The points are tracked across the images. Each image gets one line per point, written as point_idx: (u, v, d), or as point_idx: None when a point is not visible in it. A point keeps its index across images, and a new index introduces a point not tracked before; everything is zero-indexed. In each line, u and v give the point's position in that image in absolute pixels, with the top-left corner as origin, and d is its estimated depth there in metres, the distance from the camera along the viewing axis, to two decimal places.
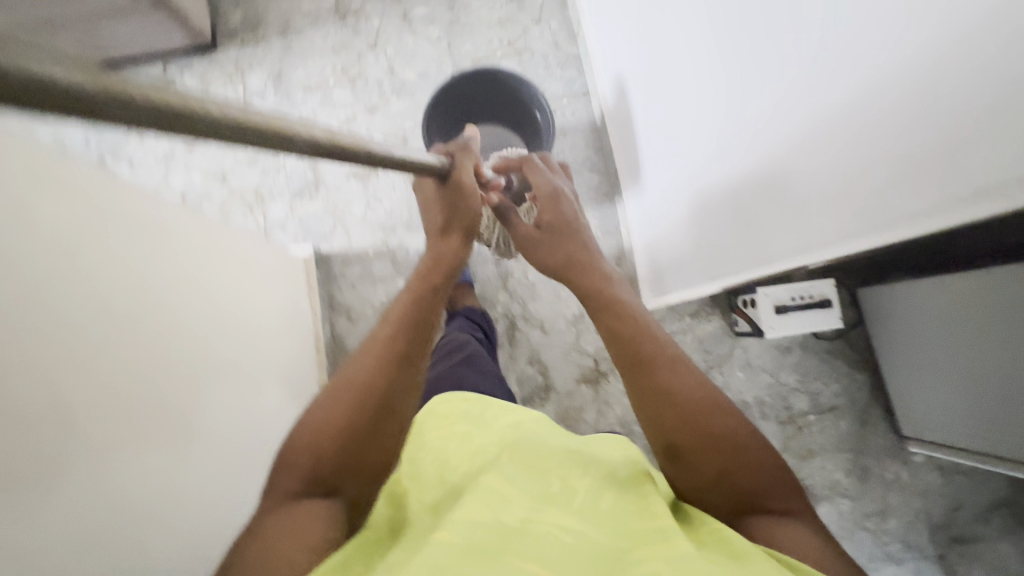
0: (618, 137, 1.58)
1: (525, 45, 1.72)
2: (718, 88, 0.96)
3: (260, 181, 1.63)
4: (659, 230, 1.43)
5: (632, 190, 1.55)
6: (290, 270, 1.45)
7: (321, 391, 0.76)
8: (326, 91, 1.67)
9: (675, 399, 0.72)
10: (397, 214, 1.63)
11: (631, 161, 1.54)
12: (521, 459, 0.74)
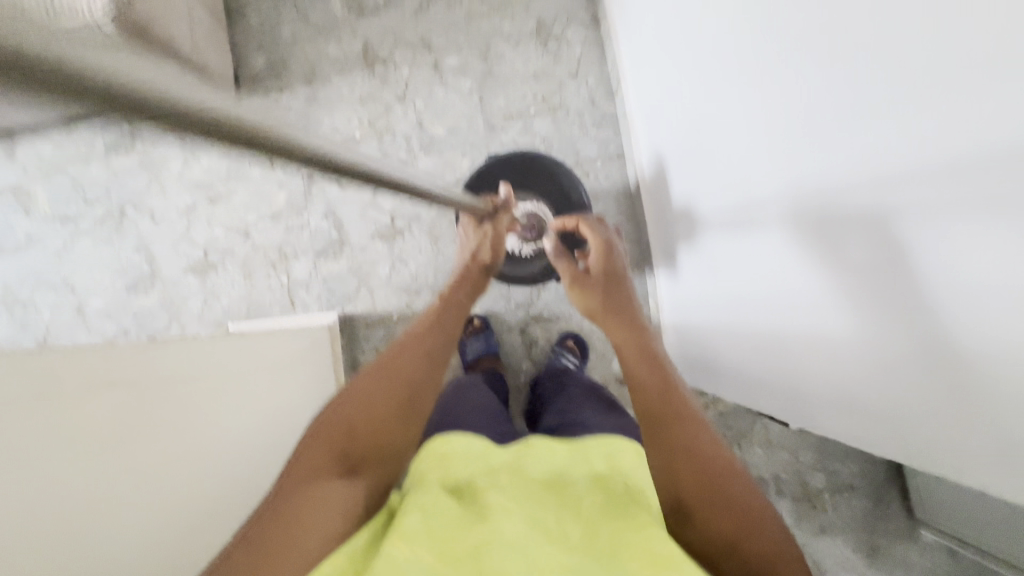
0: (655, 211, 1.52)
1: (559, 102, 1.64)
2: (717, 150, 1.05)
3: (283, 239, 1.60)
4: (691, 320, 1.39)
5: (665, 268, 1.50)
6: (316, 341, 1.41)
7: (357, 381, 0.89)
8: (351, 144, 1.61)
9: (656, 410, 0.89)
10: (424, 277, 1.60)
11: (666, 239, 1.47)
12: (529, 486, 0.83)
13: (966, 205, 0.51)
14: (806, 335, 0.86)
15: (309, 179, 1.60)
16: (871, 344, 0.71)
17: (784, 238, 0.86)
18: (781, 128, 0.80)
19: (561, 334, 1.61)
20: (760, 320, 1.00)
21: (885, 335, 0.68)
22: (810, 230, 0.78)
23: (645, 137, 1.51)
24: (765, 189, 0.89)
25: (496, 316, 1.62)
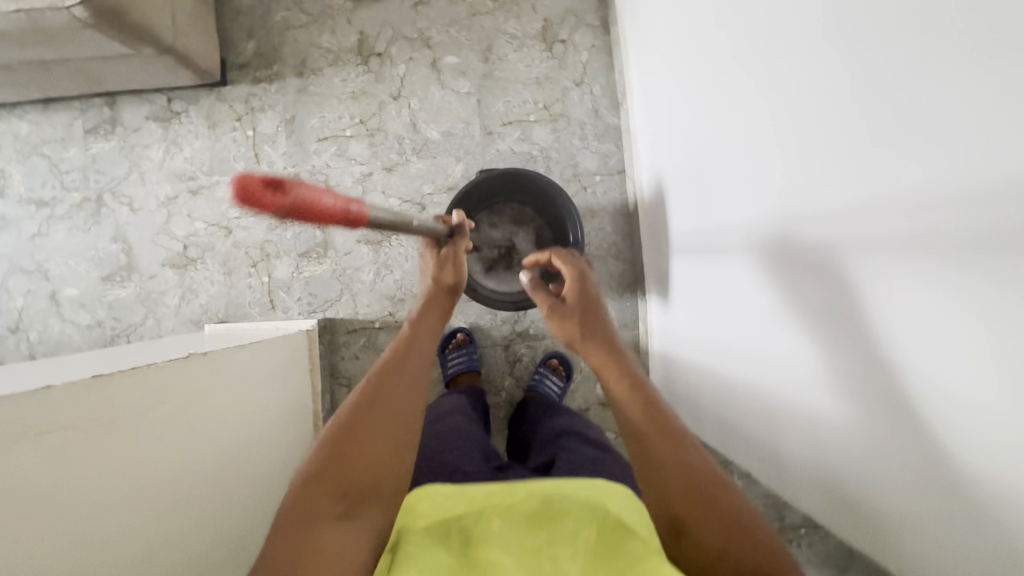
0: (651, 237, 1.46)
1: (561, 110, 1.56)
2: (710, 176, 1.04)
3: (265, 237, 1.55)
4: (680, 355, 1.34)
5: (658, 296, 1.45)
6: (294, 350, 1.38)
7: (341, 416, 0.81)
8: (341, 142, 1.54)
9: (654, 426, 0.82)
10: (409, 286, 1.55)
11: (659, 269, 1.42)
12: (520, 535, 0.71)
13: (929, 263, 0.53)
14: (771, 374, 0.89)
15: (296, 176, 1.54)
16: (830, 389, 0.74)
17: (755, 274, 0.90)
18: (759, 168, 0.83)
19: (545, 353, 1.56)
20: (734, 364, 1.02)
21: (847, 382, 0.70)
22: (780, 269, 0.82)
23: (647, 157, 1.44)
24: (737, 226, 0.94)
25: (481, 330, 1.57)
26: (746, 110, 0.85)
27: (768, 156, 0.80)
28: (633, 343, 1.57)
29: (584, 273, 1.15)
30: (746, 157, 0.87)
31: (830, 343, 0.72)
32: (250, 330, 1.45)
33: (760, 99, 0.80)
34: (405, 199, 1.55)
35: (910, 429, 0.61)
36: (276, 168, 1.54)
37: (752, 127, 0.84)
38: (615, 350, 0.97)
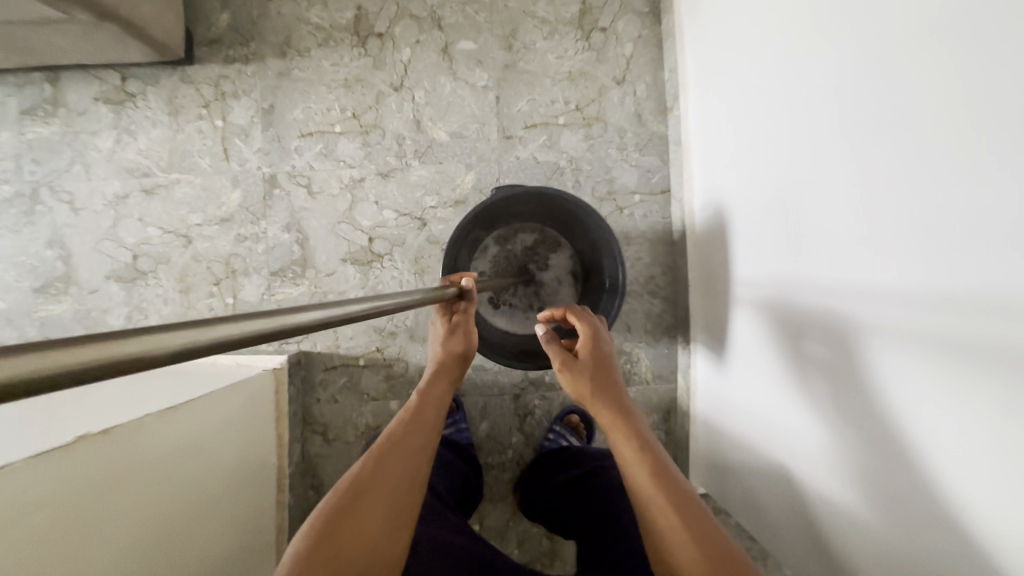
0: (705, 275, 1.17)
1: (596, 114, 1.29)
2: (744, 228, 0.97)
3: (232, 250, 1.28)
4: (730, 433, 1.07)
5: (707, 353, 1.17)
6: (262, 397, 1.14)
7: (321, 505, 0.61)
8: (329, 140, 1.28)
9: (695, 524, 0.61)
10: (403, 318, 1.28)
11: (713, 314, 1.14)
12: None
13: (977, 355, 0.50)
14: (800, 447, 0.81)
15: (272, 178, 1.28)
16: (828, 453, 0.74)
17: (787, 333, 0.84)
18: (806, 221, 0.76)
19: (563, 407, 1.29)
20: (755, 435, 0.95)
21: (856, 453, 0.69)
22: (819, 332, 0.75)
23: (704, 179, 1.16)
24: (766, 284, 0.90)
25: (486, 375, 1.30)
26: (793, 157, 0.79)
27: (818, 210, 0.73)
28: (669, 398, 1.30)
29: (598, 331, 0.91)
30: (792, 209, 0.80)
31: (849, 411, 0.70)
32: (205, 365, 1.19)
33: (812, 147, 0.73)
34: (402, 213, 1.28)
35: (926, 515, 0.59)
36: (249, 167, 1.27)
37: (801, 177, 0.77)
38: (630, 418, 0.76)
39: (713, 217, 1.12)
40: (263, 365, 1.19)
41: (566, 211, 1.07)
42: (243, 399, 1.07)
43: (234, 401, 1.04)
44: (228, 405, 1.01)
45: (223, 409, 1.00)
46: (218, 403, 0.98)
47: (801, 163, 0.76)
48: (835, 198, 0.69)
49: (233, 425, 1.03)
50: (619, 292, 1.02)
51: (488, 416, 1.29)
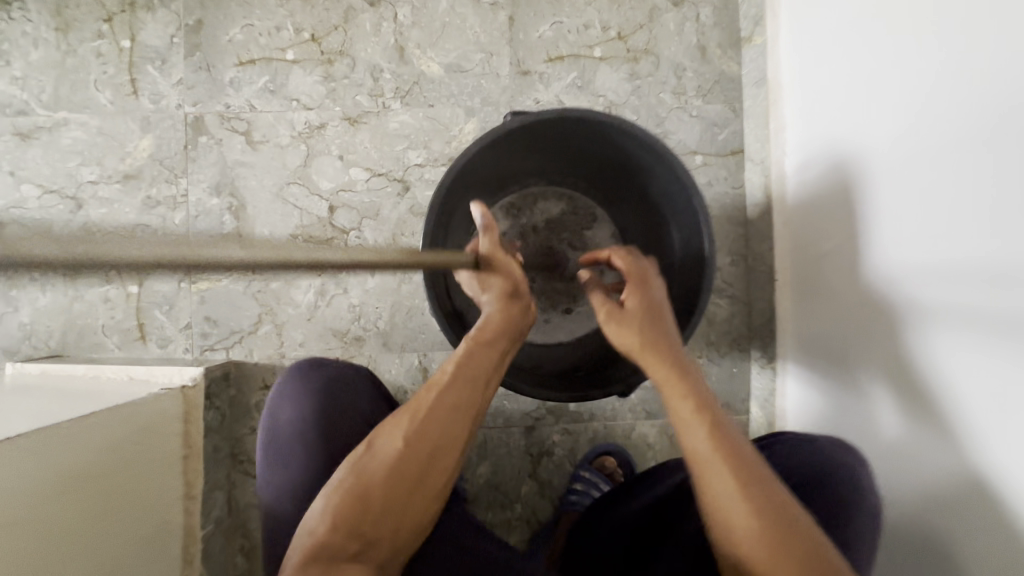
0: (800, 258, 0.83)
1: (645, 44, 0.95)
2: (832, 208, 0.75)
3: (139, 218, 0.93)
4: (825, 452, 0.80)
5: (801, 368, 0.84)
6: (167, 435, 0.80)
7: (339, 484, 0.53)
8: (277, 71, 0.92)
9: (774, 517, 0.46)
10: (372, 318, 0.92)
11: (809, 310, 0.82)
12: None
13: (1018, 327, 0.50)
14: (874, 429, 0.71)
15: (197, 121, 0.92)
16: (901, 434, 0.66)
17: (865, 310, 0.70)
18: (922, 187, 0.60)
19: (593, 446, 0.93)
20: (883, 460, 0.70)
21: (941, 445, 0.61)
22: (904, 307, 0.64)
23: (802, 125, 0.81)
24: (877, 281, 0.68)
25: (488, 399, 0.93)
26: (911, 106, 0.61)
27: (941, 174, 0.58)
28: None
29: (647, 277, 0.62)
30: (901, 170, 0.63)
31: (943, 403, 0.60)
32: (84, 378, 0.83)
33: (942, 94, 0.57)
34: (375, 173, 0.93)
35: (982, 509, 0.55)
36: (165, 105, 0.92)
37: (921, 132, 0.60)
38: (683, 369, 0.54)
39: (817, 176, 0.78)
40: (166, 381, 0.83)
41: (610, 147, 0.71)
42: (135, 432, 0.74)
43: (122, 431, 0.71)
44: (95, 458, 0.66)
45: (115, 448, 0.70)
46: (77, 457, 0.64)
47: (923, 113, 0.59)
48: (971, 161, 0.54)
49: (125, 464, 0.71)
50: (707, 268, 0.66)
51: (489, 457, 0.93)
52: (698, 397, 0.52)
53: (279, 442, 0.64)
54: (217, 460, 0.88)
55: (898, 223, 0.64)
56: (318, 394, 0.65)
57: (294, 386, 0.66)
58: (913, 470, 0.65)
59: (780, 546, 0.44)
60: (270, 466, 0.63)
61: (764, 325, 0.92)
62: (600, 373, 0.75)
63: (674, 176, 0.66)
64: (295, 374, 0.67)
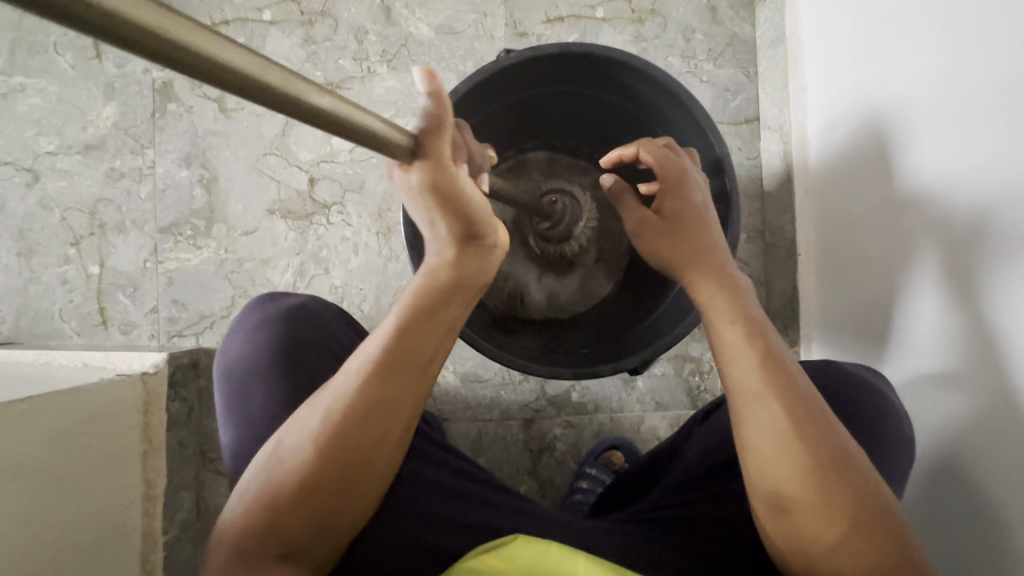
0: (819, 198, 0.76)
1: (652, 4, 0.88)
2: (869, 130, 0.66)
3: (99, 192, 0.85)
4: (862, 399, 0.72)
5: (826, 310, 0.77)
6: (126, 427, 0.72)
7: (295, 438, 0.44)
8: (252, 33, 0.85)
9: (822, 450, 0.42)
10: (356, 301, 0.84)
11: (833, 246, 0.74)
12: None
13: None
14: (899, 376, 0.65)
15: (166, 87, 0.85)
16: (926, 377, 0.61)
17: (892, 252, 0.64)
18: (959, 125, 0.54)
19: (599, 440, 0.84)
20: (920, 401, 0.62)
21: (974, 392, 0.55)
22: (936, 245, 0.58)
23: (825, 82, 0.73)
24: (926, 212, 0.59)
25: (483, 389, 0.85)
26: (952, 36, 0.53)
27: (986, 112, 0.51)
28: None
29: (684, 177, 0.53)
30: (940, 110, 0.56)
31: (979, 350, 0.54)
32: (33, 365, 0.75)
33: (989, 23, 0.50)
34: None
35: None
36: (130, 70, 0.85)
37: (964, 68, 0.52)
38: (731, 292, 0.48)
39: (846, 134, 0.70)
40: (123, 368, 0.75)
41: (612, 90, 0.67)
42: (80, 419, 0.65)
43: (74, 419, 0.64)
44: (22, 451, 0.57)
45: (61, 443, 0.62)
46: (0, 446, 0.55)
47: (967, 46, 0.52)
48: (1020, 98, 0.47)
49: (73, 459, 0.63)
50: (732, 215, 0.60)
51: (485, 452, 0.85)
52: (748, 323, 0.46)
53: (236, 381, 0.55)
54: (183, 457, 0.80)
55: (934, 165, 0.58)
56: (279, 327, 0.57)
57: (250, 321, 0.59)
58: (938, 415, 0.60)
59: (826, 480, 0.42)
60: (235, 409, 0.55)
61: (785, 307, 0.84)
62: (608, 348, 0.67)
63: (682, 110, 0.62)
64: (253, 309, 0.60)
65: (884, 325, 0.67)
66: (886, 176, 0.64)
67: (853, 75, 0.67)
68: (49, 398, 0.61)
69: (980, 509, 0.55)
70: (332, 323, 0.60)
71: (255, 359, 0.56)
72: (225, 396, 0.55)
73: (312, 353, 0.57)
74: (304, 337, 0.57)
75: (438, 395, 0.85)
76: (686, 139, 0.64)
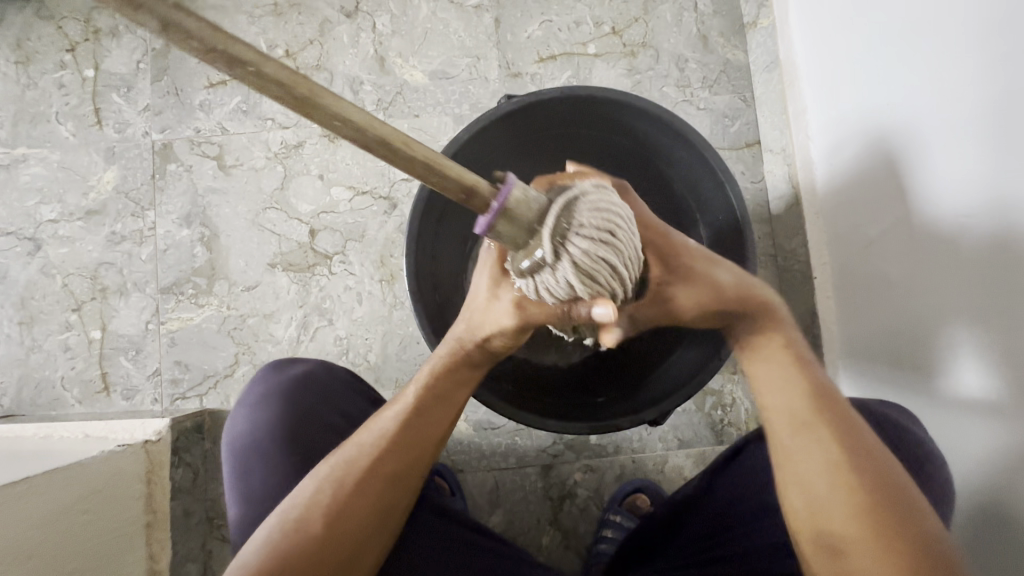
0: (819, 218, 0.77)
1: (643, 37, 0.88)
2: (849, 158, 0.69)
3: (100, 255, 0.85)
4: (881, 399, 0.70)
5: (835, 330, 0.76)
6: (142, 497, 0.71)
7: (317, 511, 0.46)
8: (249, 91, 0.86)
9: (879, 490, 0.41)
10: (362, 351, 0.82)
11: (837, 265, 0.74)
12: None
13: None
14: (926, 402, 0.62)
15: (165, 149, 0.86)
16: (945, 400, 0.59)
17: (905, 275, 0.63)
18: (921, 152, 0.59)
19: (622, 484, 0.80)
20: (930, 418, 0.62)
21: (999, 418, 0.52)
22: (932, 267, 0.59)
23: (826, 105, 0.72)
24: (901, 233, 0.63)
25: (497, 437, 0.81)
26: (959, 54, 0.52)
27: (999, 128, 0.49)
28: None
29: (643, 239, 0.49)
30: (941, 135, 0.56)
31: (996, 371, 0.53)
32: (33, 439, 0.72)
33: (984, 44, 0.49)
34: (358, 190, 0.84)
35: None
36: (131, 134, 0.86)
37: (976, 85, 0.51)
38: (780, 321, 0.48)
39: (853, 154, 0.68)
40: (125, 437, 0.72)
41: (614, 131, 0.66)
42: (78, 496, 0.62)
43: (99, 488, 0.64)
44: (12, 534, 0.54)
45: (86, 514, 0.62)
46: (26, 514, 0.56)
47: (975, 63, 0.50)
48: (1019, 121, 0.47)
49: (91, 531, 0.63)
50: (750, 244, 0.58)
51: (503, 504, 0.81)
52: (796, 355, 0.47)
53: (239, 457, 0.56)
54: (188, 526, 0.76)
55: (949, 186, 0.56)
56: (292, 390, 0.57)
57: (255, 393, 0.58)
58: (952, 434, 0.59)
59: (880, 521, 0.40)
60: (246, 463, 0.55)
61: (806, 331, 0.81)
62: (626, 403, 0.63)
63: (687, 147, 0.61)
64: (259, 379, 0.60)
65: (890, 342, 0.66)
66: (898, 198, 0.63)
67: (835, 108, 0.71)
68: (82, 467, 0.63)
69: (991, 519, 0.54)
70: (336, 390, 0.59)
71: (256, 435, 0.56)
72: (233, 466, 0.56)
73: (316, 422, 0.56)
74: (309, 406, 0.57)
75: (451, 445, 0.81)
76: (697, 172, 0.63)
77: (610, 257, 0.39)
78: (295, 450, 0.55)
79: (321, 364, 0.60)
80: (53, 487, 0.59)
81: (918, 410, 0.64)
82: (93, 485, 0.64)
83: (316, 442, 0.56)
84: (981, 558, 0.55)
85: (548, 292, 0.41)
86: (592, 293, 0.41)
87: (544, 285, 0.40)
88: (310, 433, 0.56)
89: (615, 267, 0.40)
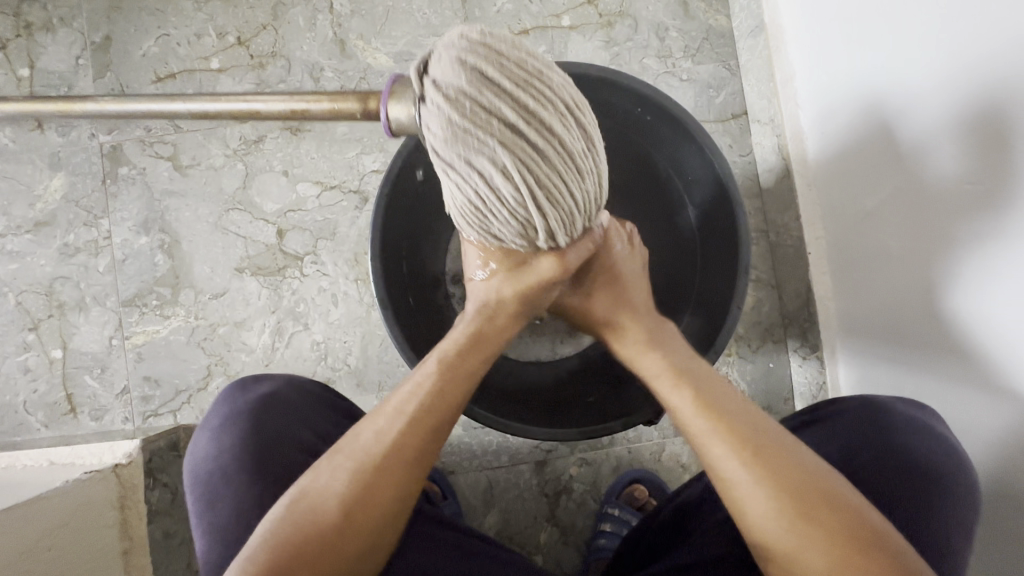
0: (816, 192, 0.72)
1: (620, 6, 0.83)
2: (845, 125, 0.64)
3: (52, 267, 0.79)
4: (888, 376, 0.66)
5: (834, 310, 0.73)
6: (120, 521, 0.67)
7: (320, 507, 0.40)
8: (201, 84, 0.80)
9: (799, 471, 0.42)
10: (341, 355, 0.78)
11: (838, 239, 0.69)
12: None
13: None
14: (934, 384, 0.59)
15: (115, 151, 0.80)
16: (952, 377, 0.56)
17: (897, 247, 0.60)
18: (924, 119, 0.54)
19: (619, 476, 0.78)
20: (946, 395, 0.58)
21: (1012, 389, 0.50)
22: (924, 229, 0.56)
23: (816, 69, 0.67)
24: (902, 204, 0.58)
25: (488, 435, 0.79)
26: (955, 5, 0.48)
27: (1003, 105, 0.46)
28: None
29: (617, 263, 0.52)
30: (946, 101, 0.52)
31: (993, 351, 0.51)
32: None
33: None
34: (326, 184, 0.79)
35: None
36: (76, 137, 0.80)
37: (985, 50, 0.47)
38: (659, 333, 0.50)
39: (847, 121, 0.64)
40: (93, 463, 0.68)
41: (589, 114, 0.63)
42: (46, 531, 0.57)
43: (73, 519, 0.61)
44: None
45: (66, 545, 0.59)
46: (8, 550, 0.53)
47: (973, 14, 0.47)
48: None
49: (71, 562, 0.60)
50: (743, 234, 0.56)
51: (498, 504, 0.78)
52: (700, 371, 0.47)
53: (203, 492, 0.51)
54: (170, 548, 0.73)
55: (950, 162, 0.52)
56: (251, 419, 0.53)
57: (216, 418, 0.55)
58: (962, 411, 0.56)
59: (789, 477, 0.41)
60: (207, 501, 0.51)
61: (801, 310, 0.79)
62: (623, 403, 0.61)
63: (672, 122, 0.58)
64: (221, 402, 0.56)
65: (897, 318, 0.62)
66: (894, 168, 0.59)
67: (828, 77, 0.66)
68: (60, 498, 0.60)
69: (1007, 500, 0.52)
70: (305, 409, 0.56)
71: (222, 463, 0.52)
72: (196, 502, 0.51)
73: (279, 448, 0.52)
74: (269, 427, 0.53)
75: (442, 447, 0.78)
76: (686, 150, 0.60)
77: (478, 65, 0.35)
78: (264, 474, 0.51)
79: (287, 382, 0.57)
80: (31, 522, 0.56)
81: (919, 391, 0.62)
82: (71, 514, 0.61)
83: (284, 461, 0.52)
84: (991, 533, 0.54)
85: (446, 160, 0.37)
86: (493, 134, 0.35)
87: (437, 142, 0.37)
88: (275, 456, 0.52)
89: (498, 82, 0.35)
